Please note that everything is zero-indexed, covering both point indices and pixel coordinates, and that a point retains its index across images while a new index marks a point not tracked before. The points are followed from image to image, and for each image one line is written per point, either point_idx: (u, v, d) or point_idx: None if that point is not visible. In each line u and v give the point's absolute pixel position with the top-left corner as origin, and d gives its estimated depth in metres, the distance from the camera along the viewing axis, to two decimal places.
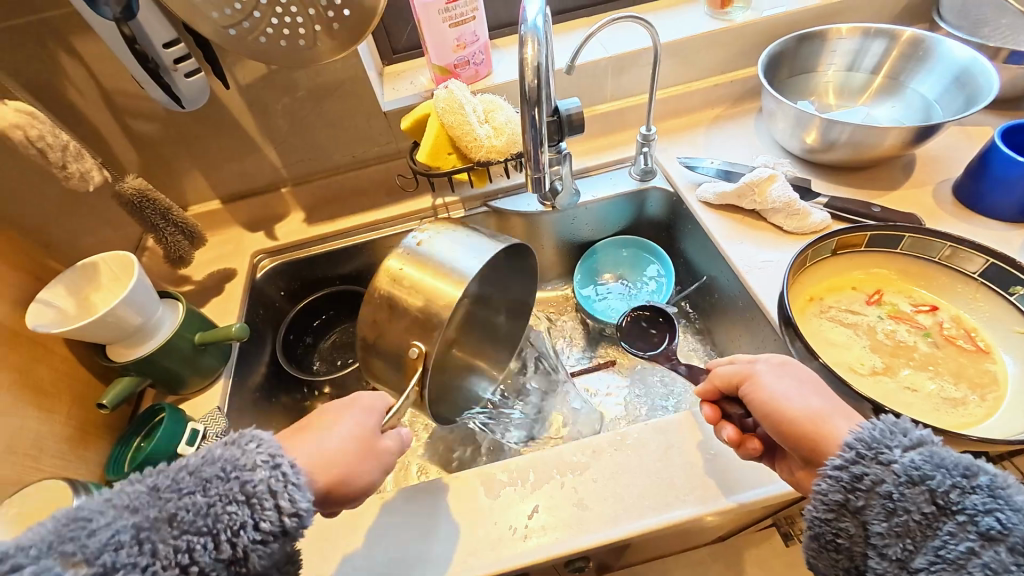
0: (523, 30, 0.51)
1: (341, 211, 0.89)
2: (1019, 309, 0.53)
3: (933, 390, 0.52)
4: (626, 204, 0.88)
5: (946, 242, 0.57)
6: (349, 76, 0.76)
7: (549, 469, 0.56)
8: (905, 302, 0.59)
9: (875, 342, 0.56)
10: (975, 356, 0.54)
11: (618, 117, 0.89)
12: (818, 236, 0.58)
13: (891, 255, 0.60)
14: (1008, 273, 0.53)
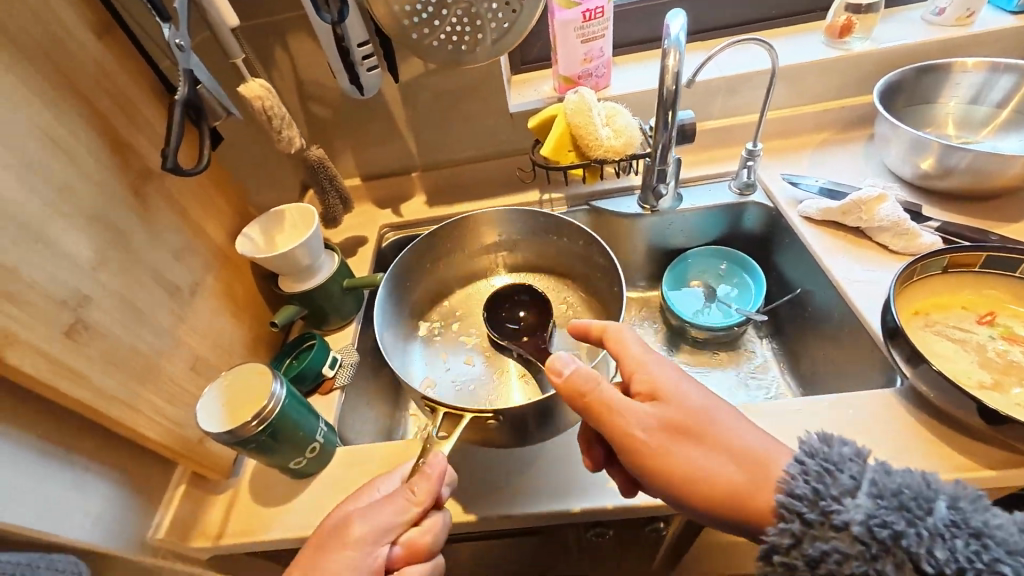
0: (667, 43, 0.60)
1: (458, 197, 1.01)
2: None
3: None
4: (722, 216, 0.93)
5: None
6: (489, 80, 0.88)
7: None
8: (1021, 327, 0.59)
9: (984, 360, 0.57)
10: None
11: (724, 134, 0.94)
12: (927, 251, 0.60)
13: (1008, 279, 0.61)
14: None
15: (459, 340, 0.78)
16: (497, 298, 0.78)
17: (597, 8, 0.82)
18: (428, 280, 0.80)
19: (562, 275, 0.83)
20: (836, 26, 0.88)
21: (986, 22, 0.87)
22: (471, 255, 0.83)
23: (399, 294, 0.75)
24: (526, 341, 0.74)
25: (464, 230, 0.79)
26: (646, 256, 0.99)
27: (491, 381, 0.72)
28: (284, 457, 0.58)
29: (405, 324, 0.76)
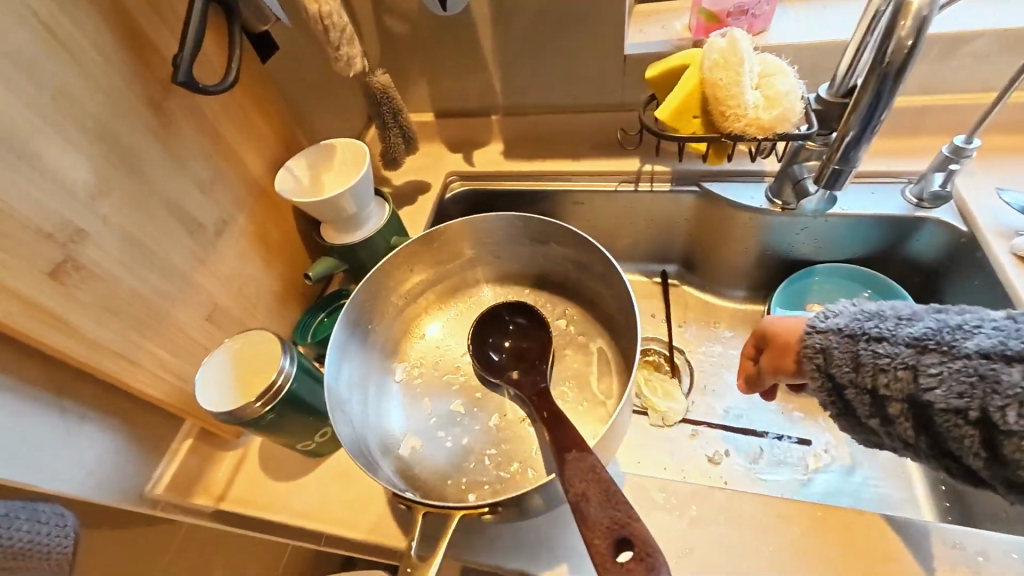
0: None
1: (539, 152, 0.85)
2: None
3: None
4: (879, 230, 0.69)
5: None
6: (606, 7, 0.68)
7: (716, 511, 0.47)
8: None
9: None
10: None
11: (917, 117, 0.68)
12: None
13: None
14: None
15: (428, 385, 0.61)
16: (481, 323, 0.61)
17: None
18: (392, 318, 0.62)
19: (568, 297, 0.66)
20: None
21: None
22: (445, 275, 0.65)
23: (352, 344, 0.57)
24: (522, 381, 0.58)
25: (427, 252, 0.62)
26: (758, 263, 0.79)
27: (487, 430, 0.57)
28: (293, 438, 0.52)
29: (372, 369, 0.59)
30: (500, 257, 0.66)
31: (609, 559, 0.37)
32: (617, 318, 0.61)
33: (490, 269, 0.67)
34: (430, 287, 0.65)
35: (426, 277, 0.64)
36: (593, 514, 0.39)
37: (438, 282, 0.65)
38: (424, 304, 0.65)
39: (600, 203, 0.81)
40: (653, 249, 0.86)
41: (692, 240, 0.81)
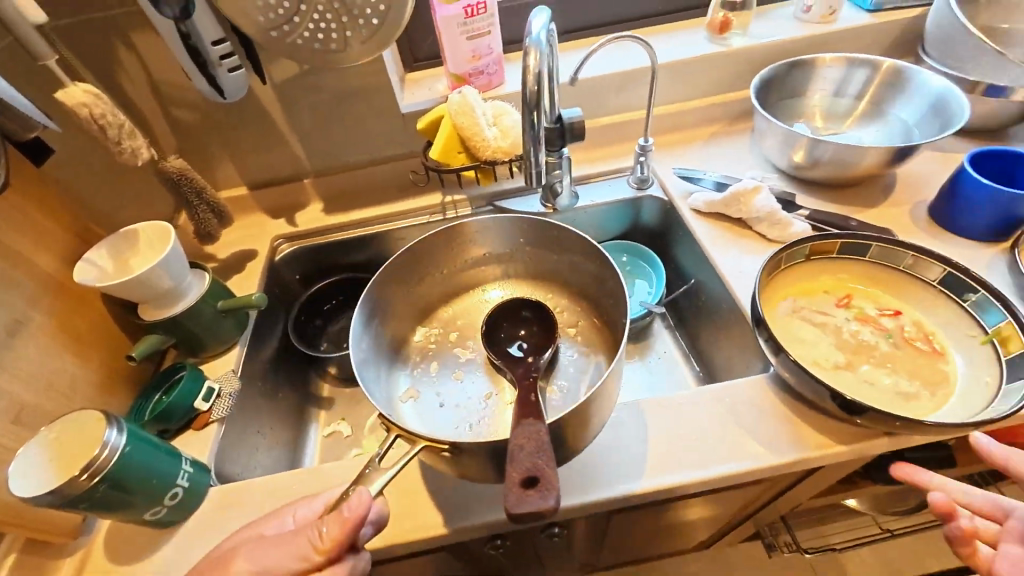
0: (527, 42, 0.55)
1: (355, 203, 0.97)
2: (974, 318, 0.60)
3: (889, 384, 0.59)
4: (621, 211, 0.94)
5: (911, 252, 0.64)
6: (373, 80, 0.84)
7: None
8: (869, 306, 0.66)
9: (843, 343, 0.63)
10: (930, 357, 0.61)
11: (617, 130, 0.96)
12: (793, 241, 0.65)
13: (859, 263, 0.67)
14: (963, 281, 0.61)
15: (451, 348, 0.77)
16: (494, 316, 0.72)
17: (478, 3, 0.79)
18: (429, 287, 0.76)
19: (579, 305, 0.77)
20: (715, 21, 0.91)
21: (848, 19, 0.93)
22: (474, 264, 0.78)
23: (387, 306, 0.71)
24: (518, 364, 0.69)
25: (464, 243, 0.75)
26: None
27: (483, 404, 0.71)
28: (138, 510, 0.52)
29: (397, 332, 0.73)
30: (522, 260, 0.78)
31: (515, 486, 0.43)
32: (611, 325, 0.73)
33: (509, 268, 0.79)
34: (470, 266, 0.78)
35: (457, 262, 0.77)
36: (520, 456, 0.45)
37: (472, 266, 0.78)
38: (454, 285, 0.78)
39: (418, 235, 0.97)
40: None
41: None
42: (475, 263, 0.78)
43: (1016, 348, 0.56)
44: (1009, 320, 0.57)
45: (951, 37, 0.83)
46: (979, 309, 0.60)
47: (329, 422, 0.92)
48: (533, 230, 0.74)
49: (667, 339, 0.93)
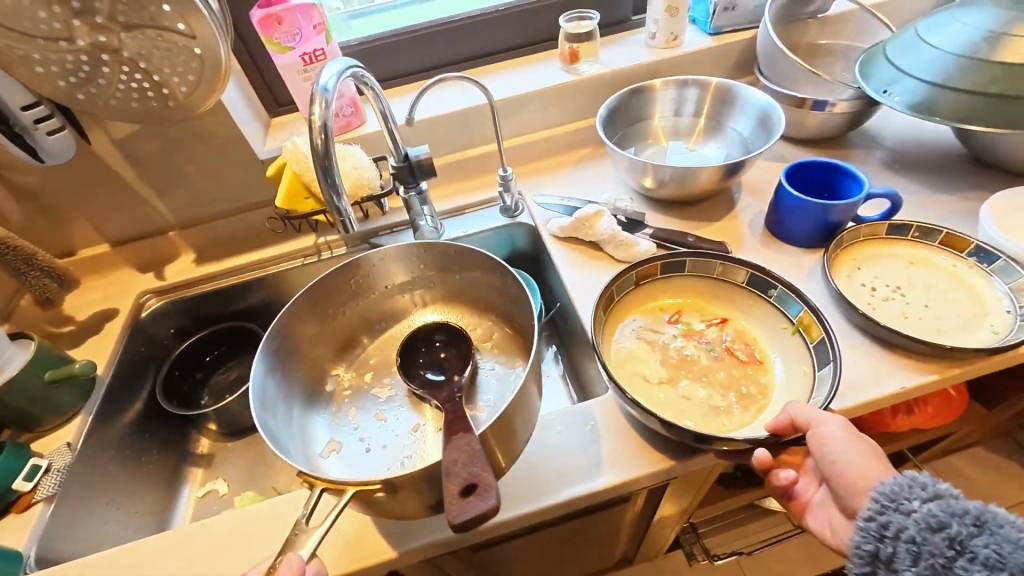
0: (315, 90, 0.56)
1: (228, 252, 0.96)
2: (780, 311, 0.66)
3: (703, 398, 0.63)
4: (494, 239, 0.96)
5: (718, 261, 0.70)
6: (223, 130, 0.84)
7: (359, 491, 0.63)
8: (696, 321, 0.70)
9: (672, 365, 0.66)
10: (748, 365, 0.65)
11: (479, 162, 1.01)
12: (619, 273, 0.67)
13: (681, 277, 0.72)
14: (764, 280, 0.67)
15: (369, 388, 0.75)
16: (412, 345, 0.72)
17: (315, 50, 0.79)
18: (336, 327, 0.73)
19: (490, 324, 0.78)
20: (565, 52, 0.94)
21: (691, 43, 0.98)
22: (381, 298, 0.76)
23: (294, 356, 0.67)
24: (440, 390, 0.68)
25: (369, 281, 0.73)
26: None
27: (412, 437, 0.70)
28: None
29: (306, 383, 0.70)
30: (433, 285, 0.77)
31: (455, 493, 0.44)
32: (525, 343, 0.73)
33: (423, 296, 0.78)
34: (379, 301, 0.76)
35: (362, 299, 0.74)
36: (455, 469, 0.46)
37: (377, 303, 0.76)
38: (362, 323, 0.76)
39: (295, 278, 0.97)
40: None
41: None
42: (383, 298, 0.76)
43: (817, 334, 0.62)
44: (806, 310, 0.64)
45: (771, 58, 0.89)
46: (781, 302, 0.66)
47: (206, 481, 0.89)
48: (441, 257, 0.73)
49: (548, 363, 0.94)
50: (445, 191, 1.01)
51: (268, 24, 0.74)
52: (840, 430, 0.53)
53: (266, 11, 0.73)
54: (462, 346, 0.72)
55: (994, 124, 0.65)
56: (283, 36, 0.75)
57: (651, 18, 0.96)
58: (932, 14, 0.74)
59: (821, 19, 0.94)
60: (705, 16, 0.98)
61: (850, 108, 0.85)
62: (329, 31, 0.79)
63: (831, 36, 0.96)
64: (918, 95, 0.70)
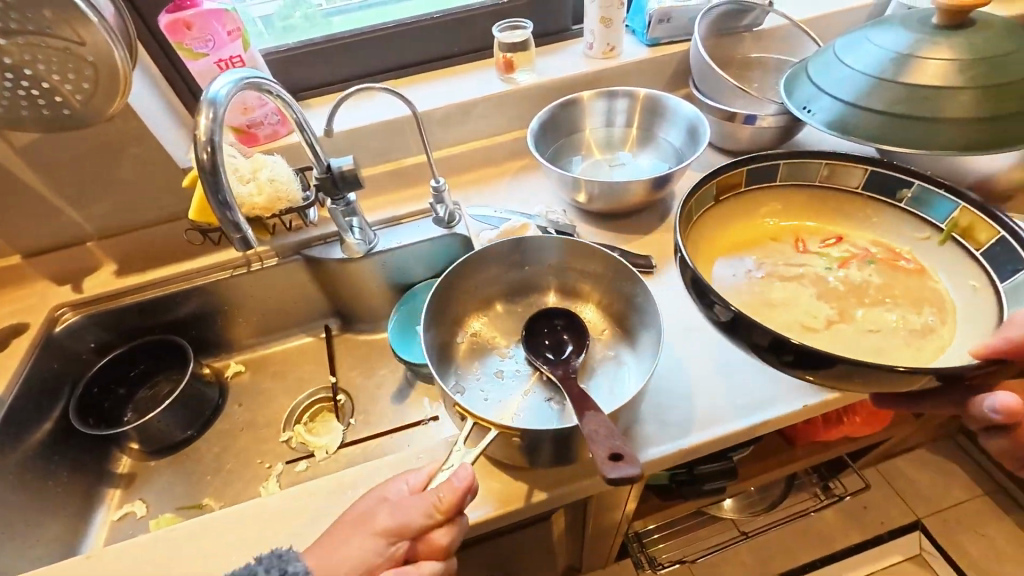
0: (203, 99, 0.54)
1: (152, 263, 0.93)
2: (917, 213, 0.75)
3: (900, 323, 0.68)
4: (435, 249, 0.95)
5: (824, 166, 0.80)
6: (139, 138, 0.81)
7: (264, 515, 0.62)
8: (835, 236, 0.79)
9: (827, 290, 0.72)
10: (918, 276, 0.73)
11: (415, 173, 0.99)
12: (700, 186, 0.74)
13: (811, 186, 0.81)
14: (900, 182, 0.76)
15: (495, 346, 0.75)
16: (537, 322, 0.74)
17: (233, 58, 0.77)
18: (480, 295, 0.77)
19: (609, 314, 0.76)
20: (500, 61, 0.93)
21: (629, 54, 0.98)
22: (523, 272, 0.77)
23: (441, 313, 0.72)
24: (556, 366, 0.69)
25: (521, 257, 0.76)
26: (379, 293, 1.00)
27: (524, 396, 0.69)
28: None
29: (447, 328, 0.74)
30: (569, 276, 0.77)
31: (604, 457, 0.47)
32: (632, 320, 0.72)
33: (554, 279, 0.78)
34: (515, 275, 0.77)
35: (508, 270, 0.77)
36: (597, 438, 0.50)
37: (522, 274, 0.78)
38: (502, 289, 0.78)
39: (224, 290, 0.94)
40: (307, 309, 1.03)
41: (325, 292, 1.00)
42: (525, 275, 0.78)
43: (985, 237, 0.68)
44: (961, 210, 0.71)
45: (701, 72, 0.90)
46: (928, 210, 0.74)
47: (123, 503, 0.86)
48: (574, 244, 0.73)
49: None
50: (382, 201, 0.99)
51: (176, 29, 0.71)
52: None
53: (173, 15, 0.70)
54: (582, 335, 0.72)
55: (904, 143, 0.65)
56: (194, 42, 0.73)
57: (588, 28, 0.95)
58: (851, 33, 0.75)
59: (755, 32, 0.95)
60: (642, 28, 0.98)
61: (777, 122, 0.85)
62: (246, 37, 0.76)
63: (764, 49, 0.97)
64: (833, 113, 0.70)
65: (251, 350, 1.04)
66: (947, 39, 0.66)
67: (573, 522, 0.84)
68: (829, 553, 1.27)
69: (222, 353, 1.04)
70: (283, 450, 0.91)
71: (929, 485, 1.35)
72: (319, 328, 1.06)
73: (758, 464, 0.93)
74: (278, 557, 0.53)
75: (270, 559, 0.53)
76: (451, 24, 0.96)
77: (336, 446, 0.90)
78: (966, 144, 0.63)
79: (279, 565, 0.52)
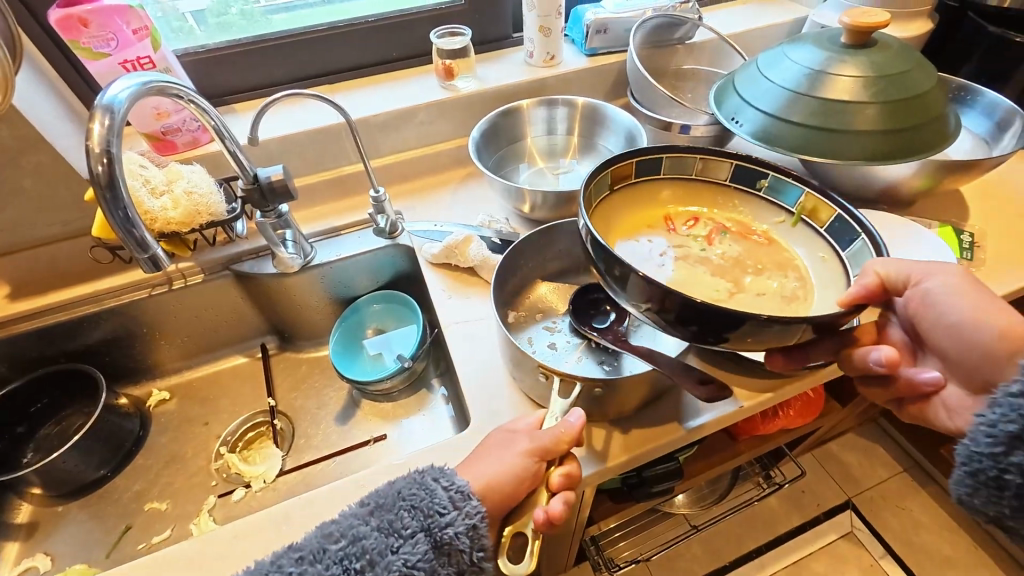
0: (98, 105, 0.49)
1: (54, 284, 0.83)
2: (769, 200, 0.68)
3: (778, 291, 0.61)
4: (377, 260, 0.91)
5: (697, 157, 0.69)
6: (30, 145, 0.72)
7: (183, 562, 0.56)
8: (692, 211, 0.70)
9: (712, 267, 0.64)
10: (769, 248, 0.66)
11: (355, 181, 0.95)
12: (595, 174, 0.61)
13: (688, 178, 0.70)
14: (756, 170, 0.67)
15: (543, 317, 0.73)
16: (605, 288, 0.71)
17: (141, 59, 0.71)
18: (531, 268, 0.75)
19: None
20: (440, 68, 0.91)
21: (569, 63, 0.99)
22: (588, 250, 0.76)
23: (504, 282, 0.71)
24: (605, 332, 0.66)
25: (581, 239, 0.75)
26: (320, 308, 0.95)
27: (575, 358, 0.67)
28: None
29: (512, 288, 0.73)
30: None
31: (695, 386, 0.52)
32: None
33: None
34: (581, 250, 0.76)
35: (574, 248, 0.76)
36: (684, 376, 0.53)
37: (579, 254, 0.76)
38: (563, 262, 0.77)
39: (143, 312, 0.86)
40: (239, 327, 0.96)
41: (260, 310, 0.94)
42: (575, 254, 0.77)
43: (826, 216, 0.63)
44: (806, 194, 0.65)
45: (638, 83, 0.92)
46: (780, 194, 0.67)
47: (25, 557, 0.76)
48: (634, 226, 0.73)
49: (439, 389, 0.92)
50: (320, 211, 0.94)
51: (70, 26, 0.64)
52: (949, 281, 0.57)
53: (66, 11, 0.63)
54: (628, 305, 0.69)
55: (821, 153, 0.70)
56: (93, 40, 0.66)
57: (528, 36, 0.96)
58: (770, 49, 0.79)
59: (687, 45, 0.99)
60: (581, 38, 1.00)
61: (709, 131, 0.89)
62: (155, 36, 0.70)
63: (695, 61, 1.02)
64: (758, 124, 0.74)
65: (178, 374, 0.96)
66: (853, 56, 0.71)
67: None
68: (773, 538, 1.34)
69: (143, 380, 0.95)
70: (215, 482, 0.84)
71: (856, 465, 1.46)
72: (256, 347, 0.99)
73: (704, 460, 0.96)
74: (442, 470, 0.53)
75: (436, 471, 0.53)
76: (388, 29, 0.94)
77: (275, 474, 0.84)
78: (874, 152, 0.69)
79: (443, 476, 0.53)
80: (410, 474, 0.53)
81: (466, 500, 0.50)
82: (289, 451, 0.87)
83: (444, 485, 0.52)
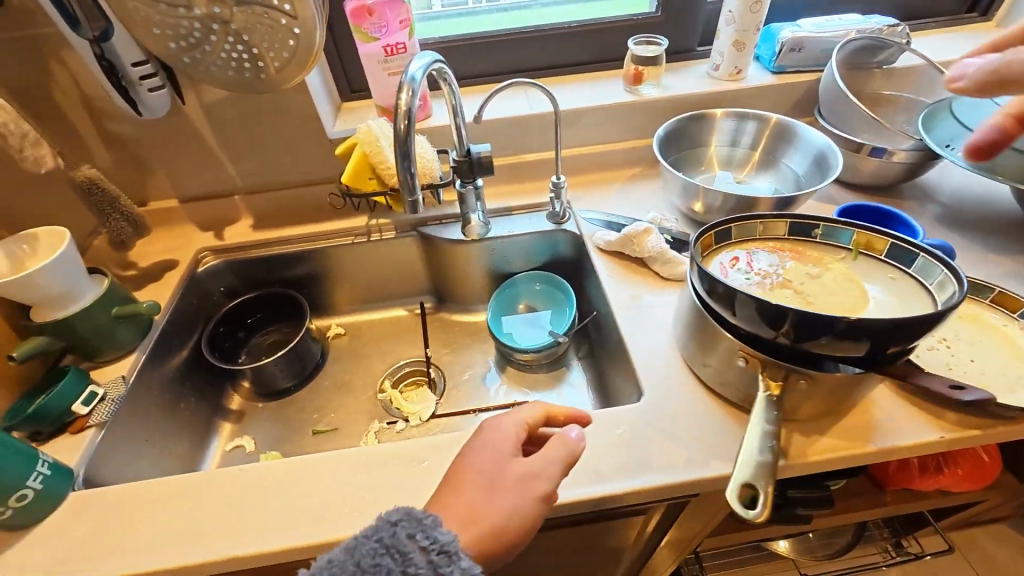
0: (404, 79, 0.60)
1: (286, 221, 1.01)
2: (828, 242, 0.65)
3: (873, 300, 0.58)
4: (541, 242, 0.99)
5: (757, 221, 0.67)
6: (302, 105, 0.90)
7: (384, 460, 0.65)
8: (737, 249, 0.67)
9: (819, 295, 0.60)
10: (843, 273, 0.62)
11: (534, 168, 1.04)
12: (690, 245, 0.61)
13: (753, 241, 0.68)
14: (802, 223, 0.66)
15: None
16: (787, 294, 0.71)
17: (398, 44, 0.84)
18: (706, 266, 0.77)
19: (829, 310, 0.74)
20: (630, 73, 0.98)
21: (754, 78, 1.00)
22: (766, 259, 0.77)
23: None
24: None
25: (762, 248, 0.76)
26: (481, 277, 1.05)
27: None
28: None
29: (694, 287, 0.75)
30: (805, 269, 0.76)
31: None
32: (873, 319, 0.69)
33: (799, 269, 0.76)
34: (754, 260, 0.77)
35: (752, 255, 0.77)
36: None
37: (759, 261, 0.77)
38: None
39: (343, 255, 1.02)
40: (409, 283, 1.09)
41: (431, 271, 1.07)
42: None
43: (882, 246, 0.62)
44: (858, 232, 0.64)
45: (832, 102, 0.91)
46: (833, 240, 0.65)
47: (234, 437, 0.92)
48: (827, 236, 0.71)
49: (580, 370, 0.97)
50: (498, 191, 1.04)
51: (359, 14, 0.80)
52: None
53: (359, 2, 0.79)
54: None
55: None
56: (371, 26, 0.81)
57: (719, 50, 0.99)
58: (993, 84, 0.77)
59: (887, 69, 0.96)
60: (770, 55, 1.00)
61: (909, 158, 0.85)
62: (412, 27, 0.84)
63: (894, 87, 0.97)
64: None
65: (352, 315, 1.11)
66: None
67: (651, 535, 0.81)
68: None
69: (325, 314, 1.11)
70: (377, 411, 0.96)
71: (1011, 564, 1.26)
72: (415, 304, 1.12)
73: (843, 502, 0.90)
74: (418, 522, 0.48)
75: (410, 524, 0.48)
76: (585, 34, 1.02)
77: (428, 415, 0.94)
78: None
79: (419, 531, 0.47)
80: (377, 534, 0.47)
81: (452, 563, 0.46)
82: (441, 399, 0.97)
83: (422, 544, 0.46)
